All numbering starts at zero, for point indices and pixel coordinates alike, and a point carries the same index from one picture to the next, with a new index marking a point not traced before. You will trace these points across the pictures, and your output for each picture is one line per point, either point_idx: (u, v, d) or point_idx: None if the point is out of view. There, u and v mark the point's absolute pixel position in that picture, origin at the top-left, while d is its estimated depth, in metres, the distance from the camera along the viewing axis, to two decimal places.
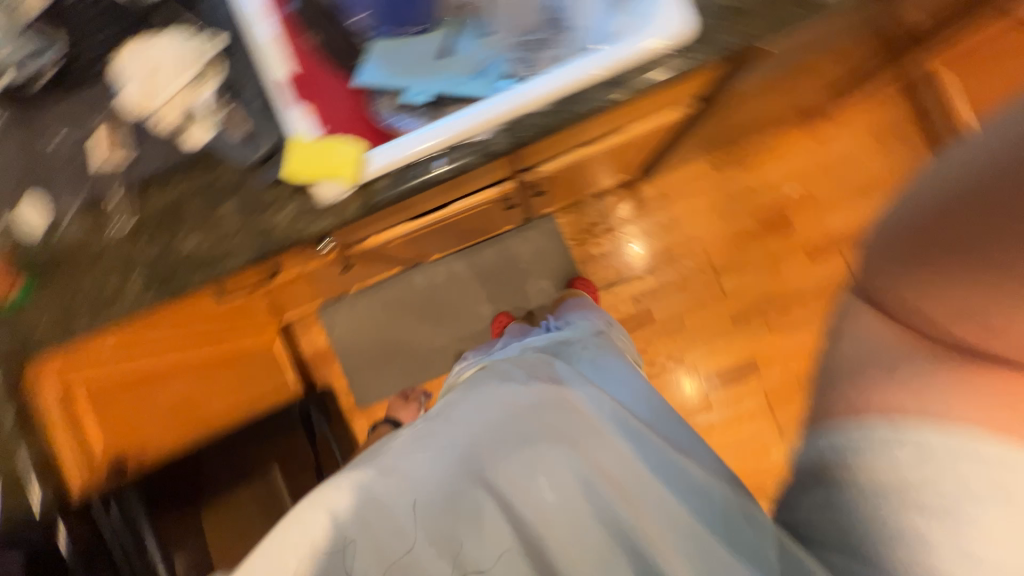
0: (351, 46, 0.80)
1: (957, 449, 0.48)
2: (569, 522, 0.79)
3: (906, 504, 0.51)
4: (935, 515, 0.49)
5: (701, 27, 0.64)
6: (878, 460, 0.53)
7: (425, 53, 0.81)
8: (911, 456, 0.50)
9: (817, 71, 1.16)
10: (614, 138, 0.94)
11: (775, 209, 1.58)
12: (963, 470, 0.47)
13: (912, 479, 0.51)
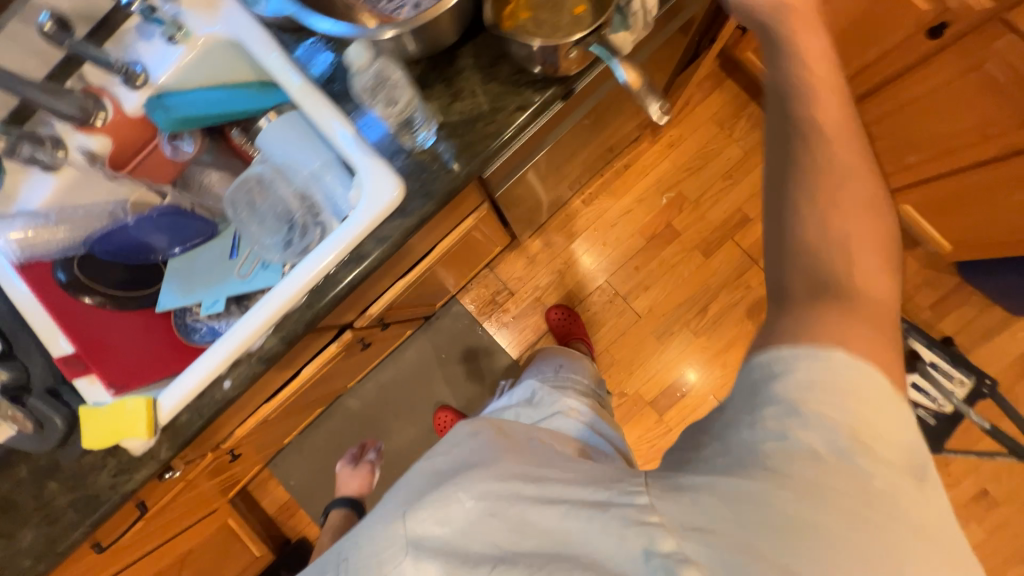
0: (144, 270, 0.81)
1: (855, 384, 0.42)
2: (502, 531, 0.54)
3: (820, 466, 0.41)
4: (845, 469, 0.41)
5: (405, 187, 0.67)
6: (789, 429, 0.43)
7: (217, 258, 0.81)
8: (823, 400, 0.42)
9: (617, 111, 1.22)
10: (427, 261, 0.95)
11: (656, 222, 1.61)
12: (849, 373, 0.42)
13: (824, 430, 0.42)
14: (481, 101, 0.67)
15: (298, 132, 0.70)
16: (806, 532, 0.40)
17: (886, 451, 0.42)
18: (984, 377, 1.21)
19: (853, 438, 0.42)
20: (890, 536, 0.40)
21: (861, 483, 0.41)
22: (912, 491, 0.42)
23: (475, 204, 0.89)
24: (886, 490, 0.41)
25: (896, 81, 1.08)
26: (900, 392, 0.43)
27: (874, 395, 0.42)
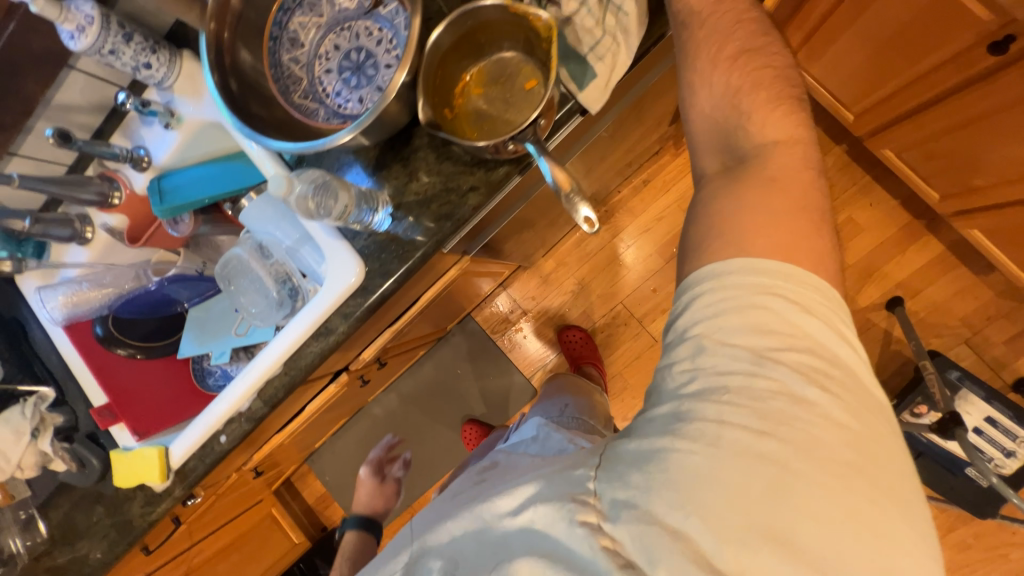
0: (165, 322, 0.90)
1: (761, 313, 0.48)
2: (471, 522, 0.54)
3: (731, 401, 0.46)
4: (756, 403, 0.45)
5: (363, 269, 0.70)
6: (705, 360, 0.49)
7: (223, 313, 0.87)
8: (729, 336, 0.48)
9: (623, 138, 1.14)
10: (414, 310, 0.97)
11: (675, 242, 1.52)
12: (745, 297, 0.49)
13: (730, 365, 0.47)
14: (435, 181, 0.67)
15: (275, 209, 0.75)
16: (718, 481, 0.43)
17: (797, 382, 0.46)
18: None
19: (761, 369, 0.47)
20: (799, 471, 0.43)
21: (774, 412, 0.45)
22: (829, 418, 0.45)
23: (453, 260, 0.88)
24: (796, 396, 0.46)
25: (953, 97, 0.91)
26: (809, 312, 0.48)
27: (780, 321, 0.48)
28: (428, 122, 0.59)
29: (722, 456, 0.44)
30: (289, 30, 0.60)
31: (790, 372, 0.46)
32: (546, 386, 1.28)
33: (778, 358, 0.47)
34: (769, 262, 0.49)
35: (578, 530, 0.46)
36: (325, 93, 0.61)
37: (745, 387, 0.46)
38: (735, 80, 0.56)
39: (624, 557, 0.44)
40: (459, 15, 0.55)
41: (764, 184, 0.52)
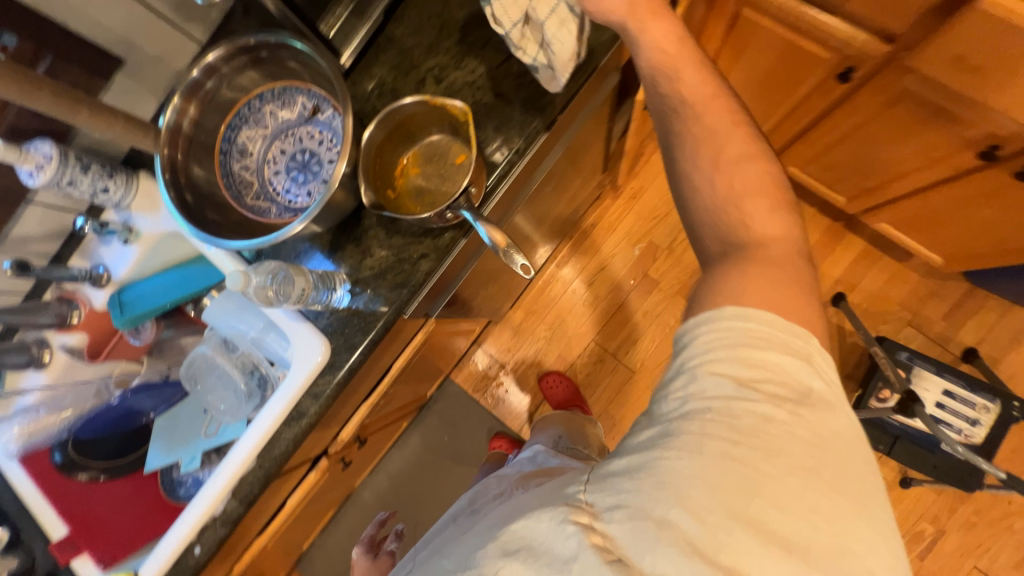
0: (132, 434, 0.88)
1: (744, 350, 0.52)
2: (474, 536, 0.54)
3: (717, 419, 0.49)
4: (735, 421, 0.48)
5: (330, 346, 0.72)
6: (698, 388, 0.52)
7: (193, 414, 0.86)
8: (719, 363, 0.52)
9: (563, 190, 1.25)
10: (386, 381, 0.97)
11: (632, 274, 1.61)
12: (724, 329, 0.53)
13: (718, 388, 0.50)
14: (388, 254, 0.73)
15: (237, 303, 0.77)
16: (702, 484, 0.45)
17: (773, 402, 0.50)
18: (1011, 399, 1.11)
19: (745, 392, 0.50)
20: (771, 476, 0.46)
21: (750, 427, 0.48)
22: (802, 433, 0.49)
23: (417, 326, 0.91)
24: (768, 414, 0.49)
25: (829, 116, 1.06)
26: (788, 351, 0.52)
27: (764, 355, 0.51)
28: (373, 204, 0.65)
29: (704, 459, 0.46)
30: (237, 143, 0.66)
31: (769, 400, 0.50)
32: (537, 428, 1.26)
33: (753, 383, 0.51)
34: (750, 309, 0.53)
35: (568, 527, 0.47)
36: (276, 191, 0.67)
37: (732, 411, 0.49)
38: (739, 181, 0.59)
39: (614, 552, 0.45)
40: (387, 112, 0.64)
41: (757, 263, 0.56)
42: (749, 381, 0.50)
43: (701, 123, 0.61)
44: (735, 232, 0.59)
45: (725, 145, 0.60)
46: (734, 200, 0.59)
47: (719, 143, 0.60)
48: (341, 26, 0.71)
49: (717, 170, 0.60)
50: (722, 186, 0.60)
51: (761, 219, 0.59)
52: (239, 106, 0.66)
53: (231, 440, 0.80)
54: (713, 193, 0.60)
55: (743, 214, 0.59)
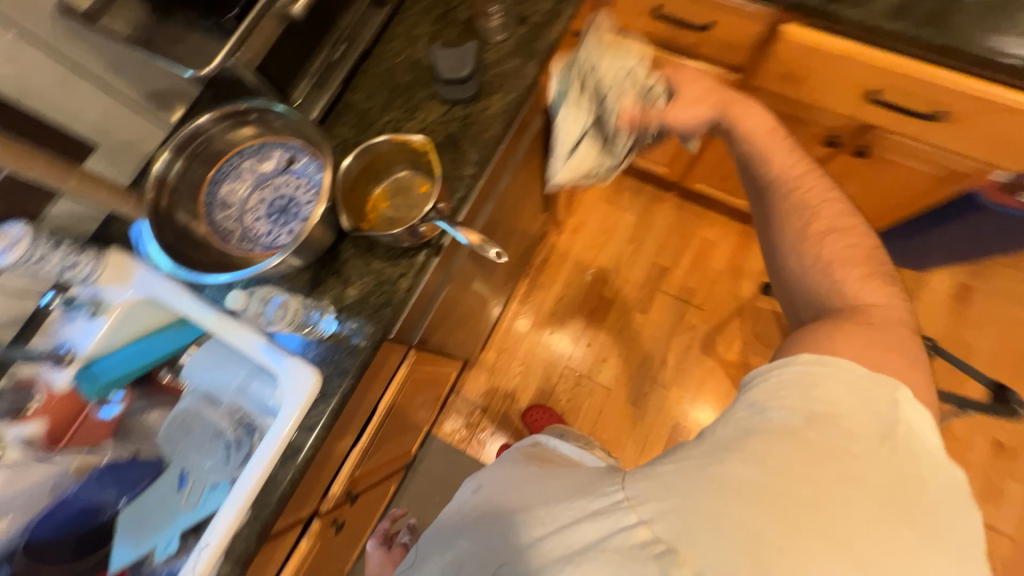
0: (88, 537, 0.77)
1: (815, 395, 0.52)
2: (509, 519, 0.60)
3: (789, 445, 0.48)
4: (807, 449, 0.47)
5: (320, 374, 0.74)
6: (776, 423, 0.51)
7: (167, 492, 0.79)
8: (786, 398, 0.53)
9: (514, 226, 1.39)
10: (374, 423, 0.97)
11: (589, 298, 1.74)
12: (797, 374, 0.55)
13: (788, 421, 0.50)
14: (368, 280, 0.79)
15: (220, 355, 0.79)
16: (763, 498, 0.45)
17: (848, 443, 0.48)
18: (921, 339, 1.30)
19: (818, 435, 0.48)
20: (845, 501, 0.44)
21: (821, 452, 0.47)
22: (882, 490, 0.45)
23: (399, 357, 0.94)
24: (841, 446, 0.48)
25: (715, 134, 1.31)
26: (867, 409, 0.51)
27: (836, 401, 0.52)
28: (352, 228, 0.74)
29: (769, 472, 0.46)
30: (219, 196, 0.74)
31: (846, 446, 0.48)
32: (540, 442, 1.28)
33: (824, 419, 0.50)
34: (823, 365, 0.54)
35: (615, 521, 0.50)
36: (258, 234, 0.73)
37: (806, 449, 0.47)
38: (832, 251, 0.67)
39: (662, 543, 0.46)
40: (360, 150, 0.74)
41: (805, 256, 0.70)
42: (820, 421, 0.50)
43: (796, 199, 0.72)
44: (832, 297, 0.65)
45: (816, 220, 0.70)
46: (831, 268, 0.67)
47: (816, 216, 0.70)
48: (304, 96, 0.82)
49: (805, 240, 0.69)
50: (811, 259, 0.68)
51: (856, 282, 0.65)
52: (220, 163, 0.74)
53: (215, 506, 0.75)
54: (802, 267, 0.69)
55: (835, 283, 0.66)
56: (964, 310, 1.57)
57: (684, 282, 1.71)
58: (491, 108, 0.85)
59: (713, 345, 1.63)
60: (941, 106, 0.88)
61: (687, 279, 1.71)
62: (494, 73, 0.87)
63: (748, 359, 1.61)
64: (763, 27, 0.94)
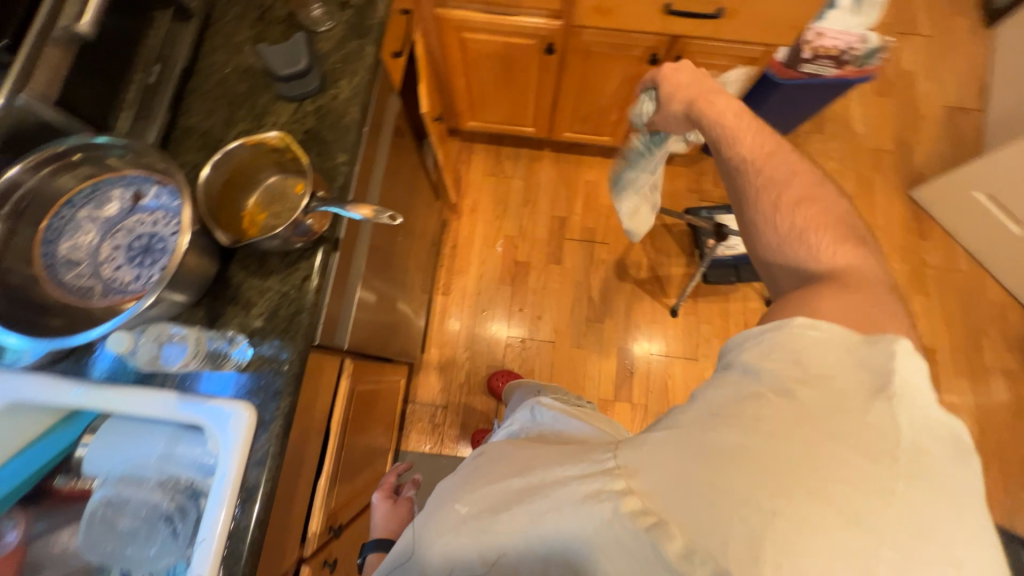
0: None
1: (808, 351, 0.44)
2: (494, 487, 0.56)
3: (772, 410, 0.42)
4: (801, 415, 0.41)
5: (253, 403, 0.69)
6: (764, 384, 0.44)
7: None
8: (775, 351, 0.45)
9: (412, 217, 1.39)
10: (332, 444, 0.92)
11: (508, 267, 1.80)
12: (794, 333, 0.46)
13: (777, 382, 0.43)
14: (270, 295, 0.74)
15: (127, 433, 0.70)
16: (744, 470, 0.40)
17: (840, 402, 0.41)
18: None
19: (804, 396, 0.42)
20: (843, 470, 0.38)
21: (818, 418, 0.40)
22: (878, 454, 0.38)
23: (335, 368, 0.90)
24: (839, 407, 0.41)
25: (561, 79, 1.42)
26: (863, 363, 0.42)
27: (830, 355, 0.43)
28: (232, 243, 0.69)
29: (756, 441, 0.40)
30: (61, 256, 0.65)
31: (838, 403, 0.41)
32: (514, 394, 1.32)
33: (821, 375, 0.43)
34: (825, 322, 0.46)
35: (598, 504, 0.46)
36: (125, 282, 0.65)
37: (792, 412, 0.41)
38: (801, 221, 0.59)
39: (652, 515, 0.43)
40: (215, 161, 0.69)
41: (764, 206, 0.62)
42: (816, 377, 0.43)
43: None
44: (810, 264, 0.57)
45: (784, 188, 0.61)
46: (805, 236, 0.58)
47: (779, 183, 0.61)
48: (129, 128, 0.75)
49: (779, 213, 0.60)
50: (785, 227, 0.59)
51: (834, 250, 0.56)
52: (50, 221, 0.65)
53: None
54: (778, 235, 0.60)
55: (815, 251, 0.57)
56: None
57: (584, 225, 1.84)
58: (342, 95, 0.84)
59: (626, 270, 1.79)
60: (721, 4, 1.06)
61: (585, 221, 1.84)
62: (334, 61, 0.86)
63: (657, 272, 1.79)
64: None
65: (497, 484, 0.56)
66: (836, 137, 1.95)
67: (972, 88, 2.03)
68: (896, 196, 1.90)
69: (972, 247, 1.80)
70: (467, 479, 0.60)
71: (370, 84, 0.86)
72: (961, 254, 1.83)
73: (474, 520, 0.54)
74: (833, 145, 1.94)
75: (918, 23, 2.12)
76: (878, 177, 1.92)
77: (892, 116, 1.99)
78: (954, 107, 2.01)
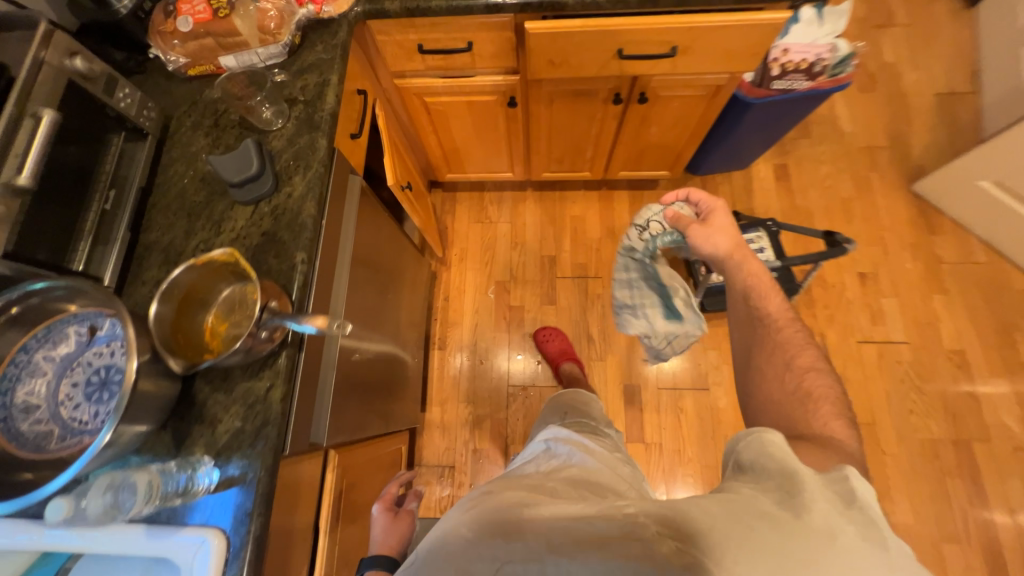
0: None
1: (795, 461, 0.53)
2: (514, 519, 0.54)
3: (772, 494, 0.50)
4: (795, 498, 0.48)
5: (223, 530, 0.67)
6: (752, 487, 0.52)
7: None
8: (763, 456, 0.54)
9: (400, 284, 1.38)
10: (323, 546, 0.88)
11: (502, 315, 1.77)
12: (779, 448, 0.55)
13: (773, 473, 0.52)
14: (235, 409, 0.73)
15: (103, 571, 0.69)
16: (755, 525, 0.46)
17: (825, 503, 0.48)
18: (766, 222, 1.51)
19: (790, 498, 0.48)
20: (835, 549, 0.44)
21: (807, 503, 0.48)
22: (857, 552, 0.44)
23: (317, 467, 0.87)
24: (826, 498, 0.48)
25: (528, 124, 1.40)
26: (831, 484, 0.50)
27: (809, 471, 0.52)
28: (184, 367, 0.68)
29: (761, 510, 0.48)
30: (18, 403, 0.64)
31: (817, 507, 0.47)
32: (549, 403, 1.41)
33: (810, 476, 0.51)
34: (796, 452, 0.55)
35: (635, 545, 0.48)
36: (84, 422, 0.64)
37: (780, 505, 0.48)
38: (806, 385, 0.72)
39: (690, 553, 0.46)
40: (178, 272, 0.70)
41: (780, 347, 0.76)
42: (806, 476, 0.51)
43: None
44: (802, 424, 0.67)
45: (798, 355, 0.75)
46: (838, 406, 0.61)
47: (792, 348, 0.76)
48: (89, 255, 0.76)
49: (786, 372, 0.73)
50: (791, 386, 0.73)
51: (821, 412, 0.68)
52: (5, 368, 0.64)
53: None
54: (784, 388, 0.73)
55: (807, 414, 0.68)
56: (789, 184, 1.85)
57: (575, 261, 1.81)
58: (297, 191, 0.84)
59: None
60: (672, 43, 1.03)
61: (576, 257, 1.81)
62: (287, 158, 0.87)
63: None
64: (512, 31, 1.05)
65: (518, 516, 0.54)
66: (825, 140, 1.89)
67: (962, 73, 1.95)
68: (897, 193, 1.82)
69: (989, 238, 1.69)
70: (479, 505, 0.59)
71: (323, 174, 0.86)
72: (978, 246, 1.72)
73: (492, 539, 0.52)
74: (823, 148, 1.88)
75: (894, 14, 2.06)
76: (876, 175, 1.84)
77: (881, 111, 1.93)
78: (946, 94, 1.93)
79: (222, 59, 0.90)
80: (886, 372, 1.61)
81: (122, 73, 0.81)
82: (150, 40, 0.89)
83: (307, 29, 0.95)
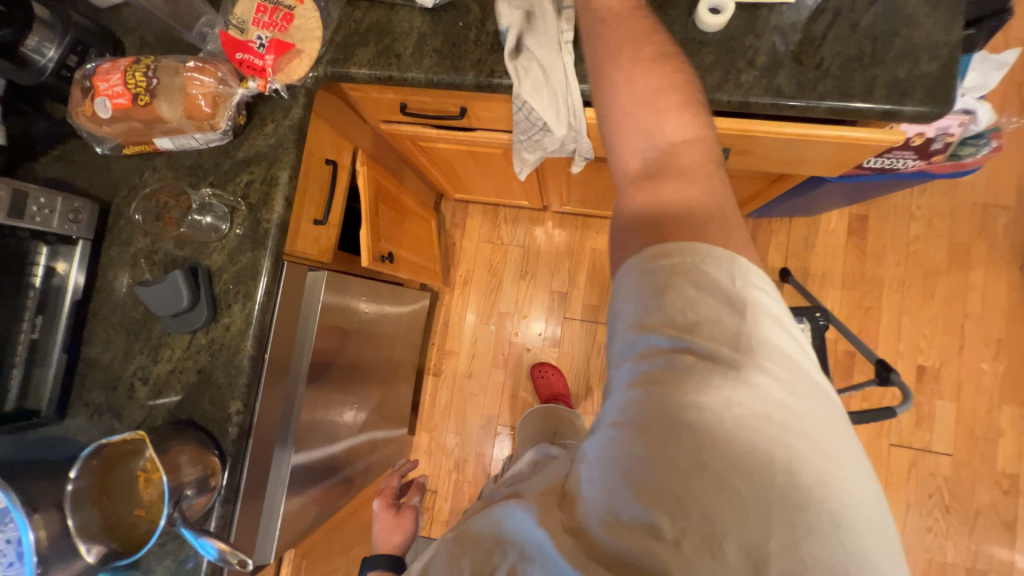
0: None
1: (705, 318, 0.40)
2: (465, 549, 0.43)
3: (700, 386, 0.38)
4: (732, 387, 0.38)
5: None
6: (660, 381, 0.39)
7: None
8: (652, 387, 0.39)
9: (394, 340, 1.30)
10: None
11: (501, 349, 1.68)
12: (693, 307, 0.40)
13: (694, 358, 0.39)
14: (167, 563, 0.72)
15: None
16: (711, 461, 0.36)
17: (760, 371, 0.39)
18: (815, 313, 1.24)
19: (723, 393, 0.38)
20: (792, 426, 0.38)
21: (747, 384, 0.38)
22: (800, 411, 0.39)
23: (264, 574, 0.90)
24: (758, 364, 0.39)
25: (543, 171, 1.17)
26: (752, 318, 0.41)
27: (730, 322, 0.40)
28: (100, 558, 0.63)
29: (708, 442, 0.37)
30: None
31: (754, 381, 0.38)
32: (529, 415, 1.29)
33: (737, 339, 0.40)
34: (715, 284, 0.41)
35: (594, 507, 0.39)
36: None
37: (744, 425, 0.37)
38: (653, 93, 0.46)
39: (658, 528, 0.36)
40: (80, 465, 0.64)
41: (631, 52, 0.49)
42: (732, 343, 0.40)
43: None
44: (650, 141, 0.46)
45: (639, 63, 0.48)
46: None
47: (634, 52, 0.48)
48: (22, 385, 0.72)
49: (631, 82, 0.47)
50: (638, 107, 0.46)
51: (675, 125, 0.45)
52: None
53: None
54: (630, 113, 0.47)
55: (655, 124, 0.46)
56: (864, 243, 1.51)
57: (587, 302, 1.65)
58: (236, 323, 0.75)
59: None
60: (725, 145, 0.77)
61: (589, 298, 1.64)
62: (227, 279, 0.75)
63: None
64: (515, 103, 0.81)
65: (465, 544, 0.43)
66: (929, 189, 1.50)
67: None
68: (1004, 272, 1.46)
69: None
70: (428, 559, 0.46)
71: (266, 305, 0.75)
72: None
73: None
74: (922, 201, 1.50)
75: None
76: (982, 244, 1.47)
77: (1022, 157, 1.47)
78: None
79: (156, 141, 0.75)
80: (914, 483, 1.43)
81: (31, 181, 0.70)
82: (73, 119, 0.75)
83: (255, 103, 0.78)
